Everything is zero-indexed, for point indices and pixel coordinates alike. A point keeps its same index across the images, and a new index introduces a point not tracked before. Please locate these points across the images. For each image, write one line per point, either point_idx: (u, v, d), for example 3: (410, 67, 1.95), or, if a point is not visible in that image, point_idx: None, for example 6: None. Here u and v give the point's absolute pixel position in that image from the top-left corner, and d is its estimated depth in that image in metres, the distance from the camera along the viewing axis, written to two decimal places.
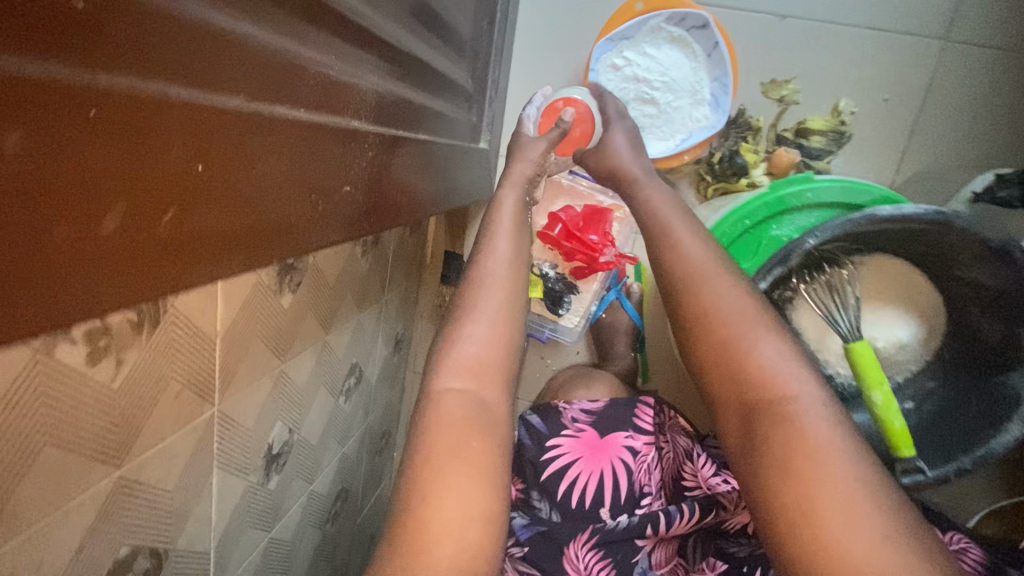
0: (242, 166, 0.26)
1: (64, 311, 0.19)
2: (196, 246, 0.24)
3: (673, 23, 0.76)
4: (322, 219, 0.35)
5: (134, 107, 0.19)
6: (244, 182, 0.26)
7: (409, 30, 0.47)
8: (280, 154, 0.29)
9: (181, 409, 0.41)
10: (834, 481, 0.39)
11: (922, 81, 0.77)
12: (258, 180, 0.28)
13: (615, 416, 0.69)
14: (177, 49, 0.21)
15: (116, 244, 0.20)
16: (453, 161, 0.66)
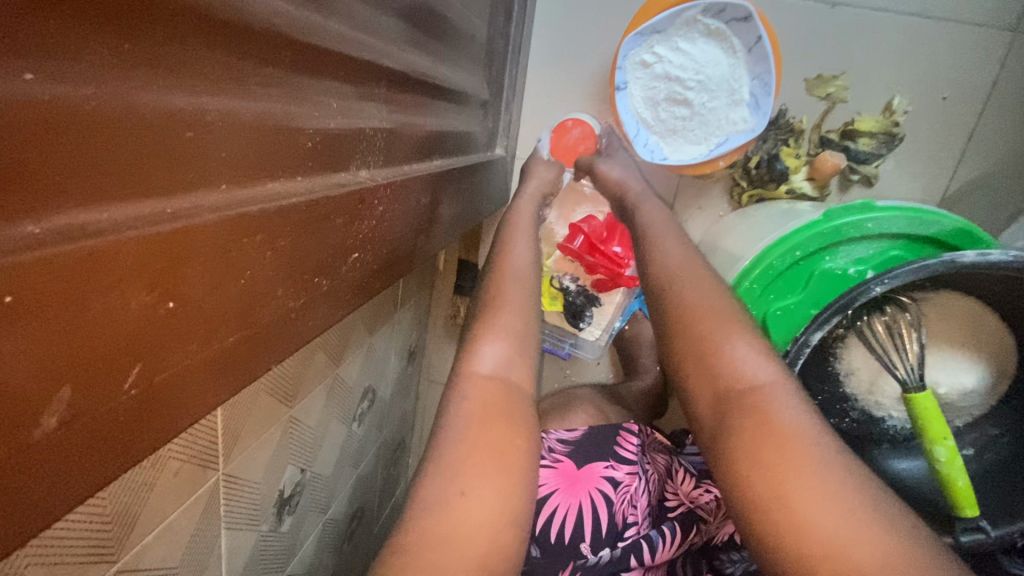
0: (228, 283, 0.22)
1: (16, 526, 0.16)
2: (177, 391, 0.21)
3: (710, 15, 0.68)
4: (329, 299, 0.32)
5: (71, 272, 0.16)
6: (230, 300, 0.23)
7: (420, 49, 0.42)
8: (280, 252, 0.26)
9: (181, 485, 0.38)
10: None
11: (989, 76, 0.69)
12: (250, 289, 0.24)
13: (594, 442, 0.58)
14: (123, 178, 0.17)
15: (67, 434, 0.17)
16: (468, 178, 0.60)
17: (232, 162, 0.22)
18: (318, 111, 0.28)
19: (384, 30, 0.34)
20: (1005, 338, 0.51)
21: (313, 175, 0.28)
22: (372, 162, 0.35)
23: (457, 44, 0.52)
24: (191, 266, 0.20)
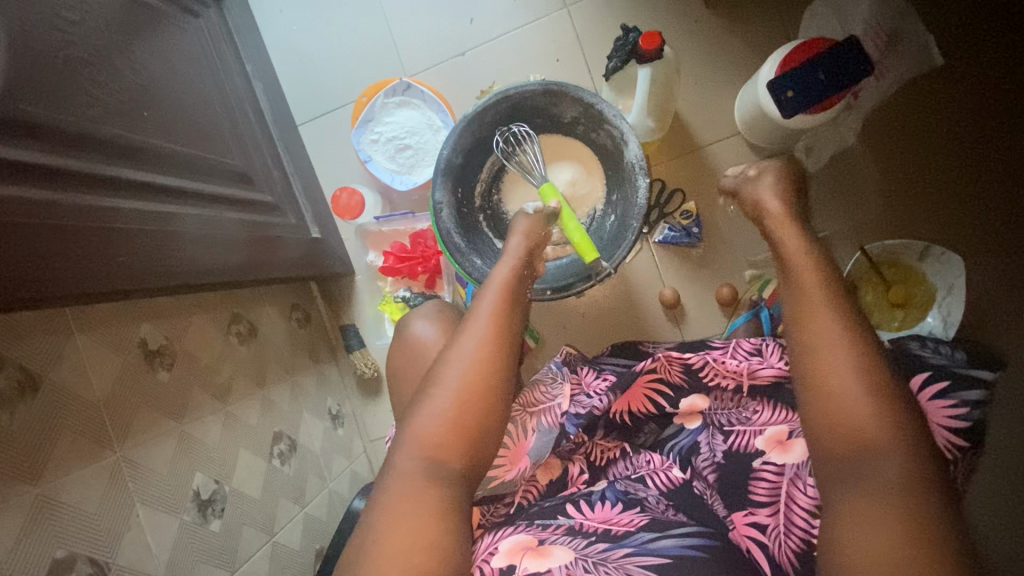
0: (24, 246, 0.52)
1: None
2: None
3: (391, 96, 1.05)
4: (105, 274, 0.61)
5: None
6: (24, 254, 0.52)
7: (165, 172, 0.74)
8: (53, 244, 0.55)
9: (83, 451, 0.59)
10: (510, 325, 0.62)
11: (572, 35, 1.05)
12: (37, 255, 0.54)
13: (555, 382, 0.80)
14: None
15: None
16: (268, 247, 0.90)
17: (19, 208, 0.53)
18: (69, 193, 0.59)
19: (115, 163, 0.67)
20: (576, 147, 0.75)
21: (81, 218, 0.59)
22: (138, 219, 0.66)
23: (216, 173, 0.85)
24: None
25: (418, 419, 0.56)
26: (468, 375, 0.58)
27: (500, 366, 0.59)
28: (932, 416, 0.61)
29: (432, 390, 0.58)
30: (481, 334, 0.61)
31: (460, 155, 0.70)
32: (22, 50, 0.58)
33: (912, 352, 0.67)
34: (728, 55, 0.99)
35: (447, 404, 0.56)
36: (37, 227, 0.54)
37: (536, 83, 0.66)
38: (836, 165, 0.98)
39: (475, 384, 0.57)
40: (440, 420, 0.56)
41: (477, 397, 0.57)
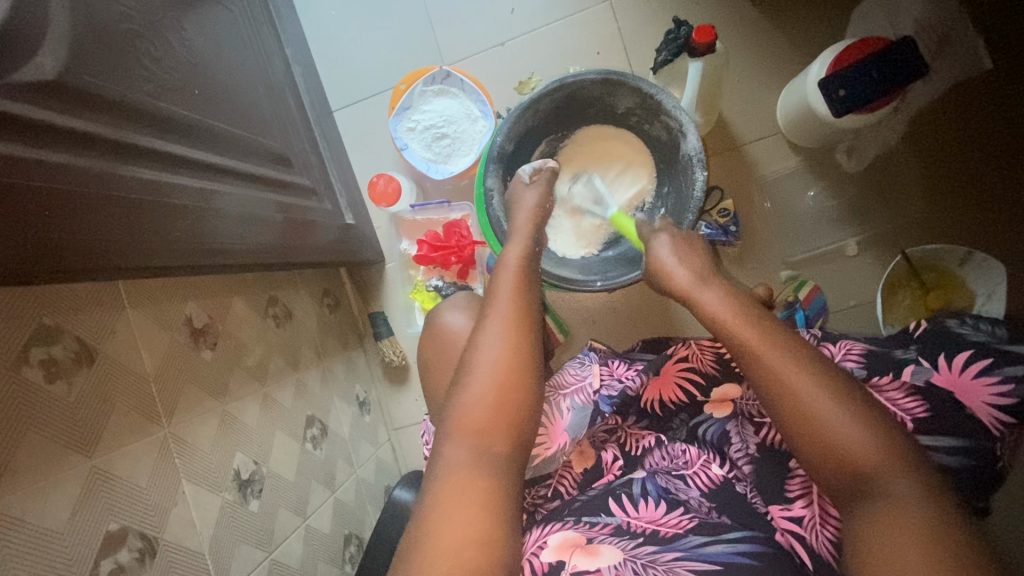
0: (84, 216, 0.52)
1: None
2: (57, 250, 0.49)
3: (429, 84, 1.05)
4: (158, 249, 0.61)
5: (9, 187, 0.45)
6: (84, 225, 0.52)
7: (211, 151, 0.74)
8: (111, 215, 0.55)
9: (133, 425, 0.59)
10: (524, 300, 0.62)
11: (612, 29, 1.04)
12: (97, 227, 0.53)
13: (585, 369, 0.80)
14: (26, 164, 0.47)
15: (9, 241, 0.45)
16: (305, 230, 0.90)
17: (80, 177, 0.53)
18: (122, 166, 0.58)
19: (168, 138, 0.67)
20: (628, 141, 0.74)
21: (135, 191, 0.58)
22: (187, 194, 0.66)
23: (258, 155, 0.85)
24: (60, 202, 0.50)
25: (466, 404, 0.56)
26: (499, 358, 0.58)
27: (527, 346, 0.60)
28: (977, 397, 0.57)
29: (467, 377, 0.58)
30: (502, 315, 0.61)
31: (513, 142, 0.70)
32: (85, 20, 0.57)
33: (951, 331, 0.62)
34: (771, 53, 0.98)
35: (485, 388, 0.56)
36: (98, 196, 0.54)
37: (594, 73, 0.65)
38: (877, 168, 0.97)
39: (506, 367, 0.58)
40: (487, 406, 0.56)
41: (520, 387, 0.57)
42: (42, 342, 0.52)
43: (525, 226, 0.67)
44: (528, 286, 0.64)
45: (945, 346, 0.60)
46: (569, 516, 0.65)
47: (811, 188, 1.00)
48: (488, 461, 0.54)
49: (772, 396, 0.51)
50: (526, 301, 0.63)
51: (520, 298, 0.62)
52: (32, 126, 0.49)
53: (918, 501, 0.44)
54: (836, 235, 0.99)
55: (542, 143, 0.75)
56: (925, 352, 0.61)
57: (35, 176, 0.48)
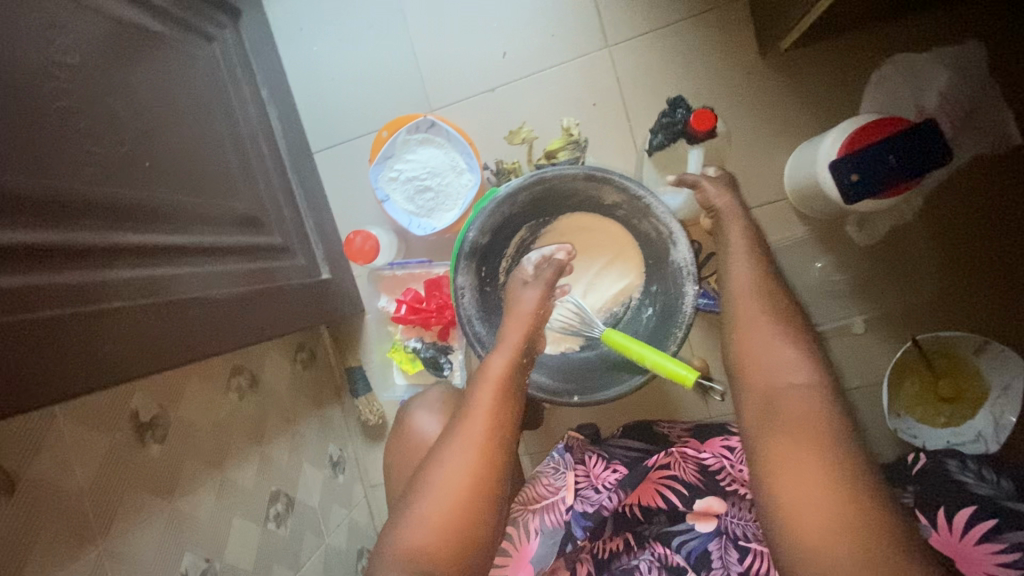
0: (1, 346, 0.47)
1: None
2: None
3: (414, 133, 0.98)
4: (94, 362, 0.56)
5: None
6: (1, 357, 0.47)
7: (162, 229, 0.68)
8: (37, 336, 0.50)
9: (58, 552, 0.54)
10: (505, 422, 0.56)
11: (611, 79, 0.97)
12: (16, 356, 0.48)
13: (560, 475, 0.74)
14: None
15: None
16: (278, 297, 0.85)
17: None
18: (46, 277, 0.53)
19: (106, 231, 0.61)
20: (616, 231, 0.67)
21: (65, 303, 0.53)
22: (127, 293, 0.60)
23: (222, 221, 0.80)
24: None
25: (411, 534, 0.50)
26: (456, 489, 0.52)
27: (492, 479, 0.53)
28: (980, 565, 0.54)
29: (419, 498, 0.53)
30: (471, 437, 0.54)
31: (486, 236, 0.63)
32: (2, 113, 0.52)
33: (949, 477, 0.61)
34: (782, 114, 0.91)
35: (434, 516, 0.51)
36: (10, 321, 0.48)
37: (577, 169, 0.58)
38: (890, 242, 0.90)
39: (458, 499, 0.52)
40: (434, 543, 0.50)
41: (473, 525, 0.52)
42: None
43: (514, 334, 0.60)
44: (512, 406, 0.57)
45: (944, 499, 0.59)
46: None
47: (817, 260, 0.93)
48: None
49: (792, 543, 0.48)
50: (506, 423, 0.56)
51: (501, 418, 0.56)
52: None
53: None
54: (843, 311, 0.92)
55: (520, 230, 0.69)
56: (921, 505, 0.60)
57: None
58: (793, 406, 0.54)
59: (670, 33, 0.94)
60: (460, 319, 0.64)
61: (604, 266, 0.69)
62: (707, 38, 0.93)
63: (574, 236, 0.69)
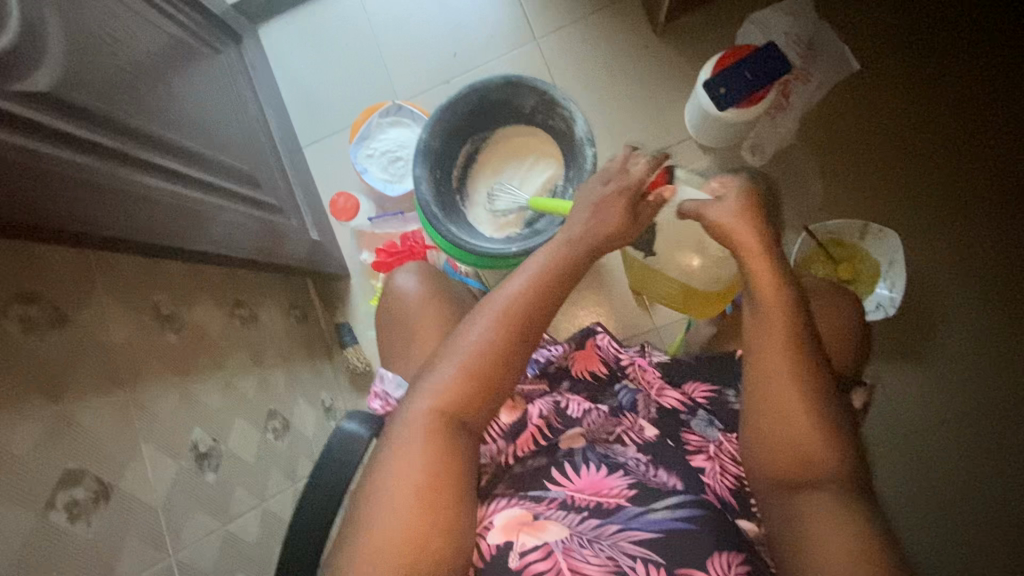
0: (67, 196, 0.62)
1: None
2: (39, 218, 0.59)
3: (385, 116, 1.20)
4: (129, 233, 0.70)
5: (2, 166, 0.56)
6: (67, 204, 0.62)
7: (182, 163, 0.86)
8: (90, 196, 0.65)
9: (96, 383, 0.66)
10: (546, 301, 0.65)
11: (540, 62, 1.21)
12: (76, 207, 0.63)
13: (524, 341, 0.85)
14: (23, 153, 0.59)
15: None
16: (273, 239, 1.01)
17: (60, 166, 0.63)
18: (103, 165, 0.69)
19: (141, 149, 0.78)
20: (540, 136, 0.87)
21: (112, 183, 0.69)
22: (157, 195, 0.76)
23: (228, 175, 0.97)
24: (46, 182, 0.60)
25: (444, 378, 0.60)
26: (486, 343, 0.61)
27: (520, 341, 0.63)
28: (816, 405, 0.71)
29: (454, 348, 0.62)
30: (511, 306, 0.63)
31: (437, 139, 0.81)
32: (76, 53, 0.71)
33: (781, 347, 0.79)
34: (677, 74, 1.15)
35: (460, 367, 0.61)
36: (77, 184, 0.64)
37: (498, 76, 0.79)
38: (778, 160, 1.10)
39: (479, 363, 0.61)
40: (459, 383, 0.60)
41: (495, 375, 0.61)
42: (21, 302, 0.61)
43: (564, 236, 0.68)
44: (554, 292, 0.65)
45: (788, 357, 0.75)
46: (514, 492, 0.62)
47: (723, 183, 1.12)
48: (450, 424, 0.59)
49: (778, 423, 0.59)
50: (548, 304, 0.65)
51: (544, 299, 0.64)
52: (28, 125, 0.61)
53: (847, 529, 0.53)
54: None
55: (466, 144, 0.87)
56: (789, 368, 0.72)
57: (25, 157, 0.59)
58: (824, 462, 0.57)
59: (581, 24, 1.20)
60: (419, 202, 0.80)
61: (533, 166, 0.87)
62: (611, 25, 1.19)
63: (506, 145, 0.88)
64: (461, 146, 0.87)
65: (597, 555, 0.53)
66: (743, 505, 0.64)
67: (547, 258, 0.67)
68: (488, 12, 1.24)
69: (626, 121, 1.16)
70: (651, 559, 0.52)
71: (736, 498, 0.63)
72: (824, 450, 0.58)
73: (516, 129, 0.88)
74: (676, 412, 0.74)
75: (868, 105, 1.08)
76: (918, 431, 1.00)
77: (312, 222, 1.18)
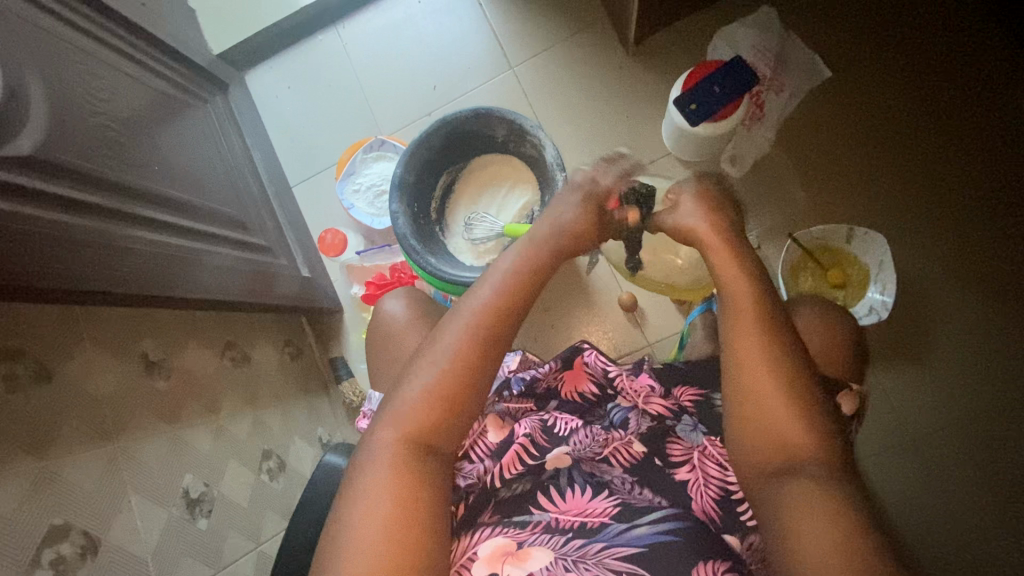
0: (48, 255, 0.64)
1: None
2: (19, 278, 0.60)
3: (369, 151, 1.22)
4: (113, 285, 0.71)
5: None
6: (49, 262, 0.63)
7: (169, 212, 0.88)
8: (72, 252, 0.66)
9: (83, 437, 0.67)
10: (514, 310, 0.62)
11: (518, 89, 1.23)
12: (58, 265, 0.64)
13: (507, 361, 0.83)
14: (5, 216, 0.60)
15: None
16: (262, 278, 1.02)
17: (42, 225, 0.64)
18: (87, 221, 0.71)
19: (129, 203, 0.80)
20: (514, 164, 0.89)
21: (95, 238, 0.70)
22: (142, 245, 0.78)
23: (217, 220, 0.99)
24: (27, 242, 0.62)
25: (410, 398, 0.57)
26: (452, 356, 0.58)
27: (487, 352, 0.59)
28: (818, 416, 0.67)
29: (422, 364, 0.59)
30: (477, 315, 0.60)
31: (411, 173, 0.83)
32: (61, 115, 0.73)
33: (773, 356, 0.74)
34: (652, 93, 1.17)
35: (427, 386, 0.57)
36: (58, 242, 0.65)
37: (468, 109, 0.80)
38: (759, 169, 1.10)
39: (447, 380, 0.57)
40: (426, 401, 0.57)
41: (462, 393, 0.58)
42: (7, 360, 0.62)
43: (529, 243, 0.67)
44: (520, 300, 0.63)
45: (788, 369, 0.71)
46: (500, 519, 0.59)
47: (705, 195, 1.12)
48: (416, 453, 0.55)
49: (751, 408, 0.57)
50: (515, 313, 0.62)
51: (512, 308, 0.62)
52: (12, 189, 0.63)
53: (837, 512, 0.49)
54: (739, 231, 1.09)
55: (441, 176, 0.89)
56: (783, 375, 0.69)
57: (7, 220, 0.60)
58: (813, 449, 0.54)
59: (556, 49, 1.22)
60: (398, 234, 0.80)
61: (508, 193, 0.89)
62: (587, 49, 1.21)
63: (482, 174, 0.90)
64: (437, 178, 0.88)
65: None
66: (730, 517, 0.61)
67: (515, 262, 0.65)
68: (467, 44, 1.27)
69: (607, 140, 1.17)
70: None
71: (718, 511, 0.61)
72: (809, 437, 0.54)
73: (491, 158, 0.89)
74: (663, 419, 0.71)
75: (845, 111, 1.09)
76: (913, 431, 0.97)
77: (301, 258, 1.20)
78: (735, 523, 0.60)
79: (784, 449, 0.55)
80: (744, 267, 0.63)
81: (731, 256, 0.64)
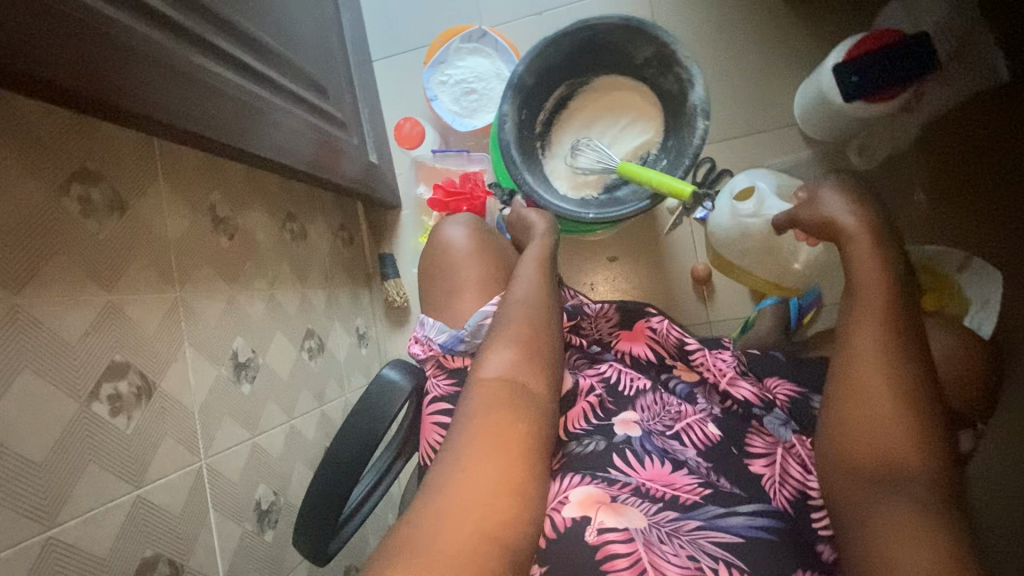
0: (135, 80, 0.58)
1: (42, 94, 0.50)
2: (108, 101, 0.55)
3: (466, 41, 1.10)
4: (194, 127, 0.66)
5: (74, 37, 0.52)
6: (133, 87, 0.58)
7: (256, 58, 0.80)
8: (157, 81, 0.60)
9: (147, 280, 0.64)
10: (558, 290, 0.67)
11: (644, 9, 1.09)
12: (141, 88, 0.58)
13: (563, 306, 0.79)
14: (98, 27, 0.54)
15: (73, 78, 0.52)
16: (331, 154, 0.96)
17: (134, 42, 0.58)
18: (178, 48, 0.64)
19: (217, 35, 0.71)
20: (644, 93, 0.79)
21: (183, 69, 0.64)
22: (226, 88, 0.71)
23: (298, 78, 0.91)
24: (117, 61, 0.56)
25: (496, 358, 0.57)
26: (522, 323, 0.61)
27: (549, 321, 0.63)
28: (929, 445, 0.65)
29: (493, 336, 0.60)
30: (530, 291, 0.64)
31: (532, 78, 0.74)
32: None
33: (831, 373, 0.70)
34: (793, 50, 1.03)
35: (509, 345, 0.58)
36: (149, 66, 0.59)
37: (619, 17, 0.70)
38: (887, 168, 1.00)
39: (528, 338, 0.59)
40: (511, 359, 0.57)
41: (541, 354, 0.59)
42: (82, 181, 0.58)
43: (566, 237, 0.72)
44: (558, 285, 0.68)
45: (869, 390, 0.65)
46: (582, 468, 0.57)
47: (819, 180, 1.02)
48: (525, 405, 0.54)
49: (859, 411, 0.54)
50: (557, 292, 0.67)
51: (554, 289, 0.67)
52: None
53: (942, 537, 0.45)
54: None
55: (557, 87, 0.80)
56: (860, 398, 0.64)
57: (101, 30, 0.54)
58: (917, 464, 0.50)
59: None
60: (504, 146, 0.73)
61: (628, 126, 0.80)
62: None
63: (604, 97, 0.81)
64: (555, 87, 0.79)
65: (677, 551, 0.48)
66: (802, 522, 0.57)
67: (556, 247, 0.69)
68: None
69: (729, 94, 1.06)
70: (733, 564, 0.47)
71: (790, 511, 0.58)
72: (916, 450, 0.51)
73: (619, 79, 0.80)
74: (746, 404, 0.68)
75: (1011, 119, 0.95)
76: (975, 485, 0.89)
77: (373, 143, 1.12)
78: (806, 527, 0.57)
79: (885, 460, 0.51)
80: (885, 262, 0.59)
81: (871, 254, 0.59)
